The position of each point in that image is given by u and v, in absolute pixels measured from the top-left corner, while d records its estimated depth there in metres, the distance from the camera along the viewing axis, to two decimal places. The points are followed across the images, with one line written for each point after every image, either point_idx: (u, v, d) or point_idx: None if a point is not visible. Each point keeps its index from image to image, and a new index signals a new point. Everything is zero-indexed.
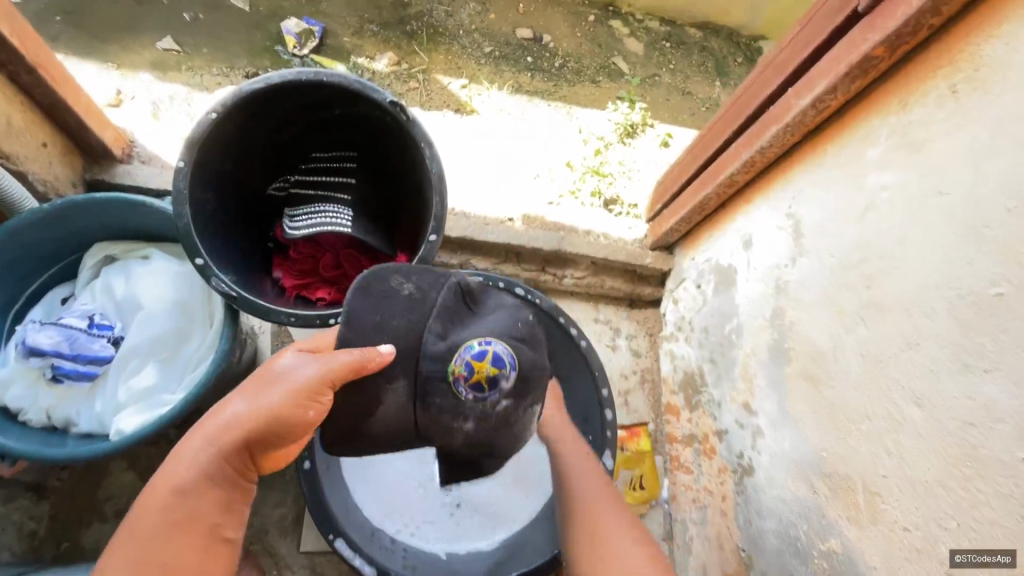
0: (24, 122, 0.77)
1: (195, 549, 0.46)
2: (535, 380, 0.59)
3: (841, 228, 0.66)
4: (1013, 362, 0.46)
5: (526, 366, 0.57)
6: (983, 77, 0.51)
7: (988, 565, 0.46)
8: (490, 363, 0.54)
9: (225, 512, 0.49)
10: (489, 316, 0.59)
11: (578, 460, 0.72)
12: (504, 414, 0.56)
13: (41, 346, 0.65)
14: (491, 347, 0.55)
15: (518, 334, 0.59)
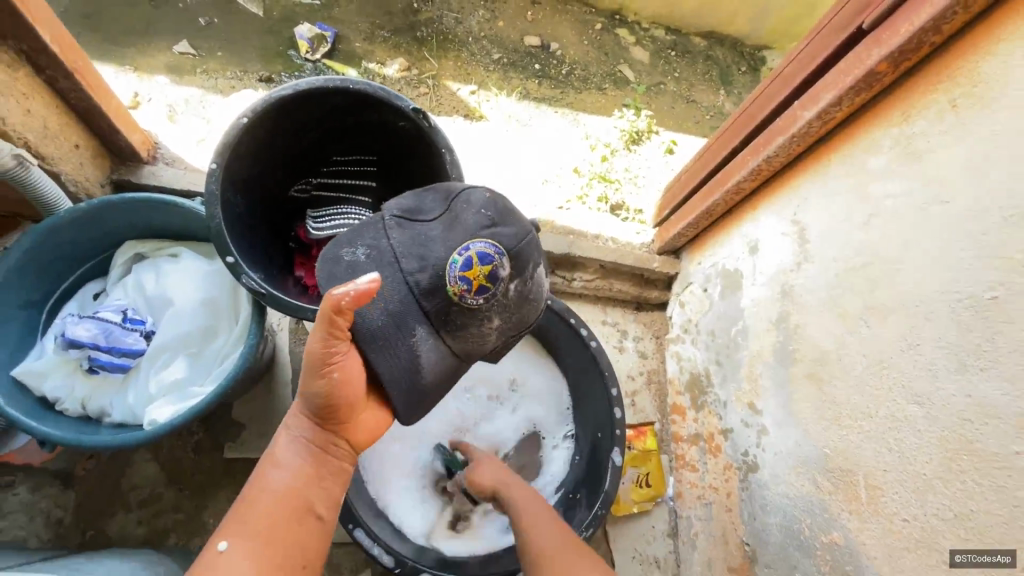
0: (59, 125, 0.80)
1: (289, 518, 0.54)
2: (527, 248, 0.63)
3: (844, 234, 0.69)
4: (1007, 362, 0.49)
5: (511, 243, 0.61)
6: (980, 93, 0.54)
7: (987, 567, 0.49)
8: (479, 261, 0.59)
9: (309, 487, 0.56)
10: (450, 222, 0.61)
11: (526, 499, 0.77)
12: (517, 294, 0.62)
13: (79, 339, 0.67)
14: (473, 251, 0.59)
15: (488, 218, 0.62)
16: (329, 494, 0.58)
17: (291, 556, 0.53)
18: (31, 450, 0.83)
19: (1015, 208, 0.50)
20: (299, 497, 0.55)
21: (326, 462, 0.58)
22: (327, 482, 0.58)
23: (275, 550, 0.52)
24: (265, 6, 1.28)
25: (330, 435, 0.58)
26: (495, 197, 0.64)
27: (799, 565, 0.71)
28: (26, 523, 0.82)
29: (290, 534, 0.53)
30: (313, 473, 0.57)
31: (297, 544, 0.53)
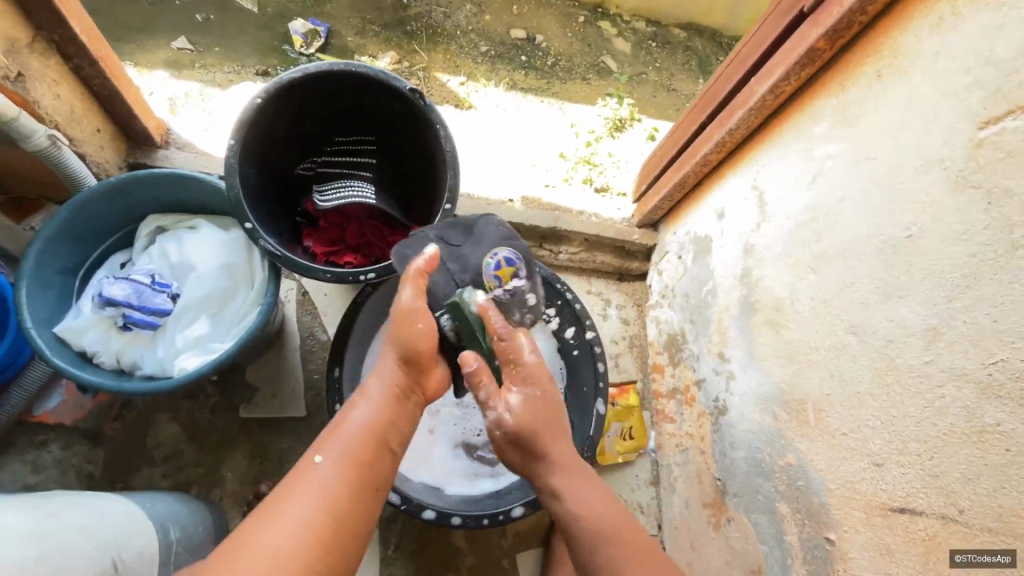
0: (83, 110, 0.87)
1: (371, 446, 0.62)
2: (532, 256, 0.83)
3: (795, 194, 0.78)
4: (920, 288, 0.58)
5: (525, 251, 0.81)
6: (900, 63, 0.63)
7: (988, 565, 0.49)
8: (504, 266, 0.79)
9: (388, 425, 0.65)
10: (477, 239, 0.80)
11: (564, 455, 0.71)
12: (533, 294, 0.82)
13: (116, 297, 0.77)
14: (501, 257, 0.79)
15: (506, 234, 0.82)
16: (402, 435, 0.67)
17: (368, 478, 0.60)
18: (61, 411, 0.92)
19: (926, 158, 0.59)
20: (380, 431, 0.64)
21: (405, 407, 0.68)
22: (402, 425, 0.67)
23: (359, 470, 0.60)
24: (260, 3, 1.35)
25: (410, 383, 0.69)
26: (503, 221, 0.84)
27: (761, 489, 0.80)
28: (60, 477, 0.90)
29: (371, 460, 0.61)
30: (393, 413, 0.66)
31: (374, 470, 0.61)
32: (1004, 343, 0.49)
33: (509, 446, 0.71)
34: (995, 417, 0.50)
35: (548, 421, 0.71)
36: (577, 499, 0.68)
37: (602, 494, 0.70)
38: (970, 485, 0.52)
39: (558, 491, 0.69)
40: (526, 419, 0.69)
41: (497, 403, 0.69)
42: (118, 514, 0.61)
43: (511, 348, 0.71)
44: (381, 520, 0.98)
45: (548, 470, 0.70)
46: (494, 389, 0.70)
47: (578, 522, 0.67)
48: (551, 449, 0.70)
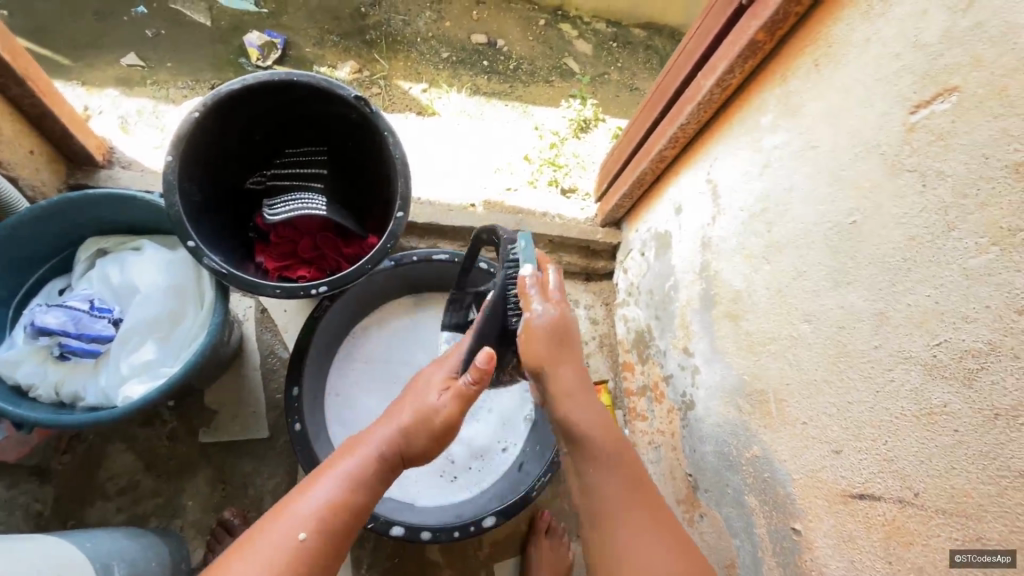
0: (14, 131, 0.84)
1: (342, 521, 0.61)
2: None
3: (747, 186, 0.79)
4: (865, 274, 0.58)
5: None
6: (834, 52, 0.63)
7: (986, 564, 0.46)
8: None
9: (367, 503, 0.63)
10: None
11: (581, 407, 0.66)
12: None
13: (49, 326, 0.74)
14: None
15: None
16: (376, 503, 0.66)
17: (337, 553, 0.60)
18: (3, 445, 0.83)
19: (863, 145, 0.59)
20: (356, 503, 0.62)
21: (385, 483, 0.65)
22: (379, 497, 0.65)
23: (332, 552, 0.59)
24: (213, 16, 1.31)
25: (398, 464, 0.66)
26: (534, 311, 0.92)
27: (730, 483, 0.79)
28: (6, 519, 0.86)
29: (345, 539, 0.61)
30: (373, 489, 0.64)
31: (343, 542, 0.61)
32: (946, 323, 0.50)
33: (535, 342, 0.66)
34: (942, 398, 0.50)
35: (567, 339, 0.68)
36: (586, 421, 0.65)
37: (604, 417, 0.67)
38: (923, 467, 0.52)
39: (569, 413, 0.66)
40: (561, 326, 0.66)
41: (536, 304, 0.66)
42: (45, 557, 0.58)
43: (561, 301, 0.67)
44: (351, 540, 0.95)
45: (559, 387, 0.66)
46: (530, 310, 0.67)
47: (590, 434, 0.65)
48: (563, 361, 0.67)
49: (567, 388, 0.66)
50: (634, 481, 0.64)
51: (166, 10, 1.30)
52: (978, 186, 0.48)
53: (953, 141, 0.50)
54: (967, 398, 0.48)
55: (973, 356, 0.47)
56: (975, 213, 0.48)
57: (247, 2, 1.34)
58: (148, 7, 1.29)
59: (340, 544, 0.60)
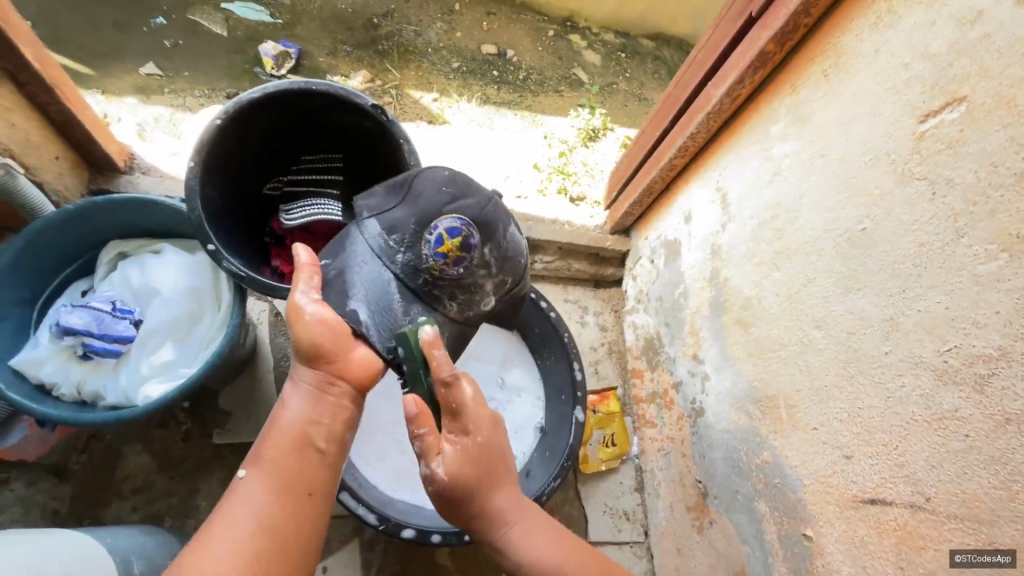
0: (40, 137, 0.87)
1: (292, 453, 0.58)
2: (492, 212, 0.68)
3: (756, 194, 0.80)
4: (876, 280, 0.59)
5: (473, 212, 0.67)
6: (843, 62, 0.65)
7: (986, 565, 0.48)
8: (451, 238, 0.65)
9: (313, 424, 0.60)
10: (410, 203, 0.67)
11: (524, 529, 0.64)
12: (496, 255, 0.68)
13: (74, 326, 0.76)
14: (440, 228, 0.66)
15: (450, 196, 0.67)
16: (332, 430, 0.61)
17: (297, 485, 0.57)
18: (24, 447, 0.85)
19: (872, 153, 0.60)
20: (301, 431, 0.59)
21: (327, 404, 0.61)
22: (332, 420, 0.61)
23: (284, 484, 0.57)
24: (230, 27, 1.35)
25: (325, 376, 0.62)
26: (456, 173, 0.70)
27: (739, 489, 0.79)
28: (23, 516, 0.87)
29: (297, 468, 0.58)
30: (316, 414, 0.60)
31: (301, 474, 0.58)
32: (957, 329, 0.50)
33: (441, 502, 0.61)
34: (953, 403, 0.51)
35: (485, 464, 0.61)
36: (532, 545, 0.63)
37: (550, 527, 0.65)
38: (935, 472, 0.52)
39: (513, 542, 0.63)
40: (473, 470, 0.60)
41: (431, 460, 0.59)
42: (64, 558, 0.58)
43: (454, 395, 0.60)
44: (361, 544, 0.96)
45: (493, 522, 0.63)
46: (432, 437, 0.59)
47: (548, 559, 0.63)
48: (492, 497, 0.62)
49: (505, 515, 0.63)
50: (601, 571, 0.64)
51: (184, 21, 1.33)
52: (988, 194, 0.48)
53: (962, 149, 0.51)
54: (978, 402, 0.48)
55: (984, 361, 0.48)
56: (984, 220, 0.49)
57: (263, 14, 1.37)
58: (167, 19, 1.33)
59: (304, 473, 0.58)
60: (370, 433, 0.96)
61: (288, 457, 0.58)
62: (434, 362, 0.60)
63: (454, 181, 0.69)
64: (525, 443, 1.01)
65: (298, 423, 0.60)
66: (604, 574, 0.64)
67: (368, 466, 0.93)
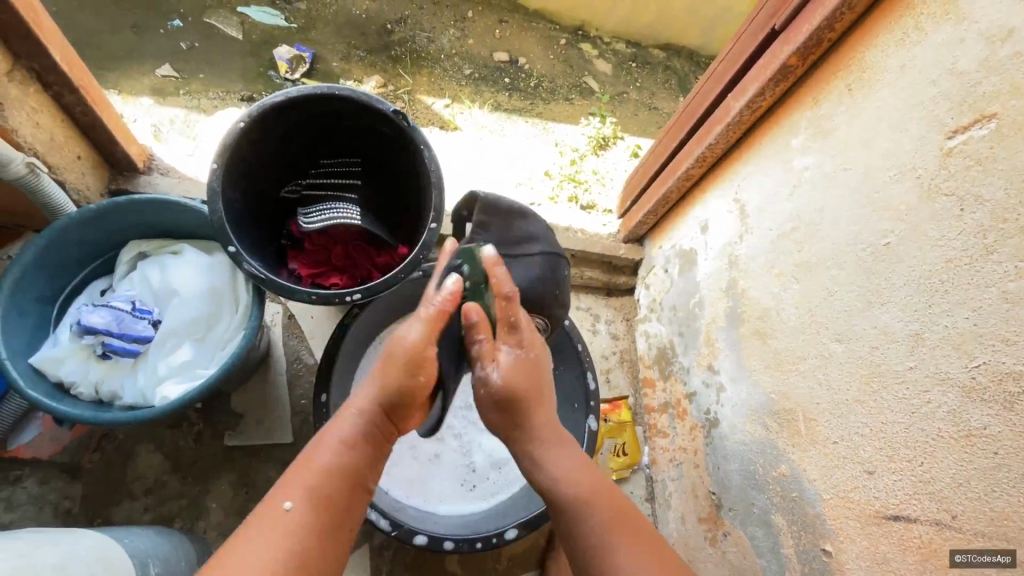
0: (63, 137, 0.88)
1: (348, 488, 0.61)
2: (559, 304, 0.85)
3: (775, 206, 0.80)
4: (900, 294, 0.58)
5: (551, 299, 0.83)
6: (868, 77, 0.65)
7: (988, 564, 0.49)
8: (521, 326, 0.71)
9: (367, 467, 0.64)
10: (529, 274, 0.80)
11: (553, 453, 0.67)
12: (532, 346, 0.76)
13: (94, 325, 0.77)
14: (527, 307, 0.76)
15: (552, 291, 0.83)
16: (378, 475, 0.66)
17: (344, 522, 0.59)
18: (37, 445, 0.89)
19: (898, 167, 0.60)
20: (357, 470, 0.62)
21: (381, 447, 0.66)
22: (378, 467, 0.66)
23: (335, 519, 0.59)
24: (245, 30, 1.36)
25: (388, 424, 0.67)
26: (557, 264, 0.83)
27: (755, 501, 0.79)
28: (37, 514, 0.87)
29: (348, 505, 0.61)
30: (370, 455, 0.64)
31: (349, 512, 0.60)
32: (985, 346, 0.50)
33: (491, 405, 0.68)
34: (980, 421, 0.50)
35: (534, 381, 0.69)
36: (556, 465, 0.66)
37: (583, 462, 0.68)
38: (961, 489, 0.52)
39: (541, 461, 0.67)
40: (523, 380, 0.67)
41: (486, 364, 0.68)
42: (80, 561, 0.58)
43: (511, 310, 0.67)
44: (372, 549, 0.96)
45: (531, 442, 0.68)
46: (489, 345, 0.68)
47: (565, 484, 0.64)
48: (534, 413, 0.68)
49: (540, 433, 0.68)
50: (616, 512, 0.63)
51: (201, 24, 1.34)
52: (1017, 211, 0.48)
53: (992, 166, 0.51)
54: (1007, 420, 0.48)
55: (1014, 379, 0.48)
56: (1015, 237, 0.49)
57: (278, 18, 1.39)
58: (183, 21, 1.34)
59: (352, 513, 0.61)
60: None
61: (343, 494, 0.60)
62: (495, 280, 0.67)
63: (548, 275, 0.75)
64: None
65: (355, 461, 0.63)
66: (625, 509, 0.64)
67: None
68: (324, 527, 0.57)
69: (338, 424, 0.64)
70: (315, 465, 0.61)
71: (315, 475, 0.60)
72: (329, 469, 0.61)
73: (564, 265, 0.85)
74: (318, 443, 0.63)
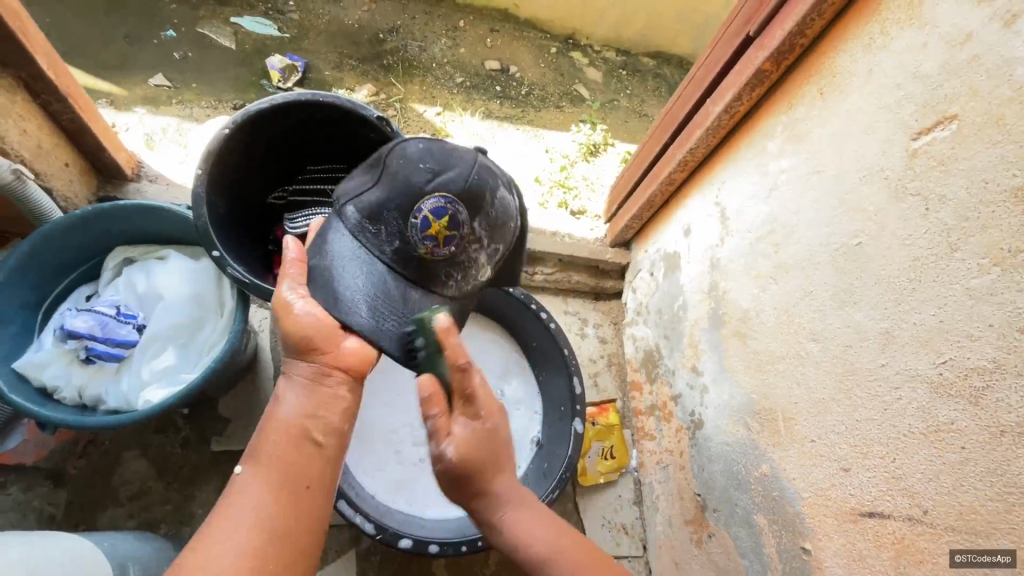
0: (51, 145, 0.88)
1: (289, 445, 0.57)
2: (472, 180, 0.67)
3: (754, 208, 0.81)
4: (870, 293, 0.60)
5: (456, 185, 0.66)
6: (839, 81, 0.66)
7: (987, 565, 0.48)
8: (439, 221, 0.64)
9: (308, 418, 0.59)
10: (387, 188, 0.65)
11: (519, 512, 0.63)
12: (486, 227, 0.68)
13: (77, 329, 0.78)
14: (426, 210, 0.64)
15: (433, 173, 0.66)
16: (332, 420, 0.60)
17: (295, 478, 0.56)
18: (22, 451, 0.88)
19: (867, 169, 0.62)
20: (297, 425, 0.58)
21: (323, 395, 0.60)
22: (330, 412, 0.60)
23: (280, 476, 0.55)
24: (238, 40, 1.37)
25: (320, 371, 0.61)
26: (431, 144, 0.68)
27: (738, 501, 0.79)
28: (19, 521, 0.87)
29: (295, 459, 0.56)
30: (309, 404, 0.59)
31: (301, 468, 0.56)
32: (952, 342, 0.51)
33: (446, 483, 0.62)
34: (948, 415, 0.51)
35: (494, 450, 0.62)
36: (519, 525, 0.62)
37: (547, 515, 0.64)
38: (932, 484, 0.52)
39: (509, 522, 0.62)
40: (478, 454, 0.61)
41: (440, 439, 0.60)
42: (57, 564, 0.58)
43: (467, 380, 0.61)
44: (358, 555, 0.95)
45: (495, 507, 0.63)
46: (444, 420, 0.61)
47: (533, 544, 0.61)
48: (491, 479, 0.62)
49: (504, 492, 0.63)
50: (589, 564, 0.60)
51: (194, 34, 1.36)
52: (979, 210, 0.50)
53: (953, 166, 0.52)
54: (973, 414, 0.49)
55: (979, 374, 0.49)
56: (976, 235, 0.50)
57: (272, 28, 1.40)
58: (177, 32, 1.35)
59: (307, 465, 0.57)
60: (369, 442, 0.96)
61: (288, 450, 0.57)
62: (450, 349, 0.61)
63: (430, 154, 0.67)
64: (521, 457, 1.01)
65: (290, 418, 0.58)
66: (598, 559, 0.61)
67: (364, 475, 0.93)
68: (264, 488, 0.54)
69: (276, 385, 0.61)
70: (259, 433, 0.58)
71: (260, 441, 0.57)
72: (271, 433, 0.58)
73: (463, 149, 0.69)
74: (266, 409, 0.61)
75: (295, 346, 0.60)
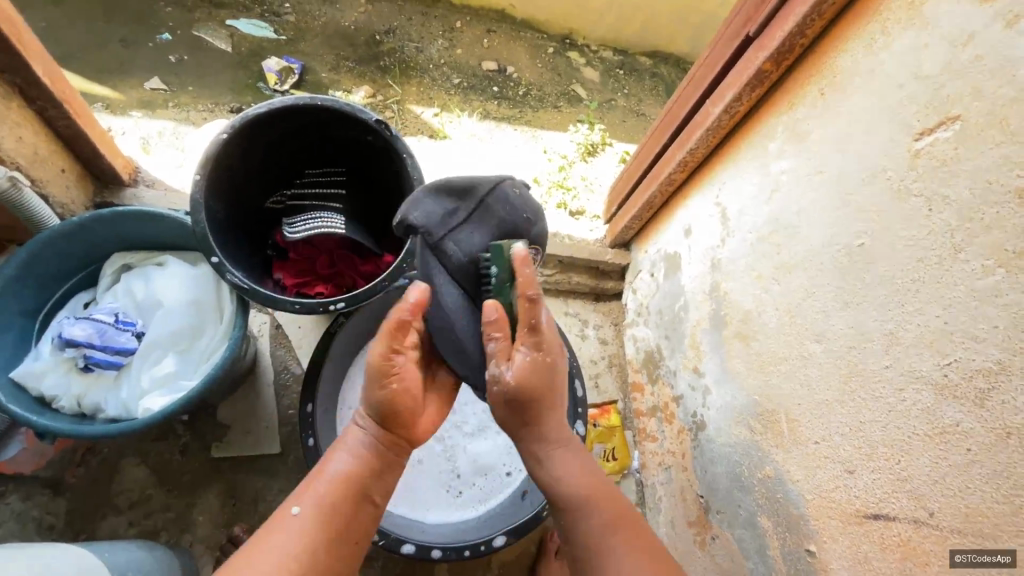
0: (47, 150, 0.88)
1: (351, 500, 0.61)
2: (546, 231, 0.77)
3: (755, 209, 0.81)
4: (875, 294, 0.59)
5: (543, 237, 0.75)
6: (840, 81, 0.66)
7: (986, 564, 0.48)
8: None
9: (371, 478, 0.64)
10: (491, 233, 0.70)
11: (564, 456, 0.65)
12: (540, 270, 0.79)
13: (76, 337, 0.77)
14: None
15: (528, 222, 0.72)
16: (386, 486, 0.66)
17: (348, 533, 0.59)
18: (21, 459, 0.87)
19: (870, 170, 0.61)
20: (361, 482, 0.63)
21: (387, 458, 0.66)
22: (386, 478, 0.66)
23: (339, 529, 0.59)
24: (233, 43, 1.36)
25: (393, 436, 0.66)
26: (520, 191, 0.73)
27: (741, 503, 0.79)
28: (19, 531, 0.87)
29: (353, 515, 0.61)
30: (374, 465, 0.64)
31: (354, 524, 0.60)
32: (957, 343, 0.51)
33: (502, 406, 0.64)
34: (953, 417, 0.51)
35: (549, 385, 0.65)
36: (561, 468, 0.65)
37: (589, 464, 0.66)
38: (937, 486, 0.52)
39: (553, 463, 0.65)
40: (533, 385, 0.63)
41: (500, 363, 0.63)
42: None
43: (535, 312, 0.63)
44: (362, 561, 0.95)
45: (542, 442, 0.66)
46: (505, 343, 0.64)
47: (570, 484, 0.64)
48: (546, 415, 0.65)
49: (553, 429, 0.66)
50: (619, 521, 0.61)
51: (189, 36, 1.35)
52: (982, 211, 0.49)
53: (957, 167, 0.52)
54: (979, 417, 0.49)
55: (983, 376, 0.49)
56: (980, 236, 0.50)
57: (267, 30, 1.39)
58: (172, 35, 1.34)
59: (360, 523, 0.61)
60: None
61: (349, 506, 0.61)
62: (522, 278, 0.63)
63: (520, 200, 0.73)
64: None
65: (358, 474, 0.63)
66: (627, 514, 0.63)
67: None
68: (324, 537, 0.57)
69: (347, 436, 0.65)
70: (323, 479, 0.61)
71: (325, 488, 0.60)
72: (336, 483, 0.61)
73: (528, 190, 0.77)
74: (329, 455, 0.64)
75: (376, 406, 0.65)
